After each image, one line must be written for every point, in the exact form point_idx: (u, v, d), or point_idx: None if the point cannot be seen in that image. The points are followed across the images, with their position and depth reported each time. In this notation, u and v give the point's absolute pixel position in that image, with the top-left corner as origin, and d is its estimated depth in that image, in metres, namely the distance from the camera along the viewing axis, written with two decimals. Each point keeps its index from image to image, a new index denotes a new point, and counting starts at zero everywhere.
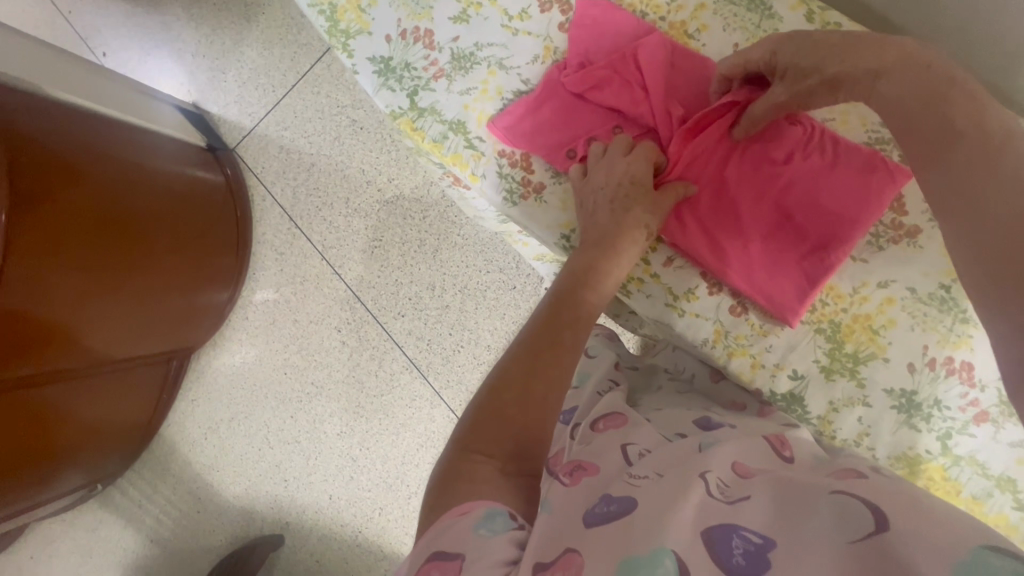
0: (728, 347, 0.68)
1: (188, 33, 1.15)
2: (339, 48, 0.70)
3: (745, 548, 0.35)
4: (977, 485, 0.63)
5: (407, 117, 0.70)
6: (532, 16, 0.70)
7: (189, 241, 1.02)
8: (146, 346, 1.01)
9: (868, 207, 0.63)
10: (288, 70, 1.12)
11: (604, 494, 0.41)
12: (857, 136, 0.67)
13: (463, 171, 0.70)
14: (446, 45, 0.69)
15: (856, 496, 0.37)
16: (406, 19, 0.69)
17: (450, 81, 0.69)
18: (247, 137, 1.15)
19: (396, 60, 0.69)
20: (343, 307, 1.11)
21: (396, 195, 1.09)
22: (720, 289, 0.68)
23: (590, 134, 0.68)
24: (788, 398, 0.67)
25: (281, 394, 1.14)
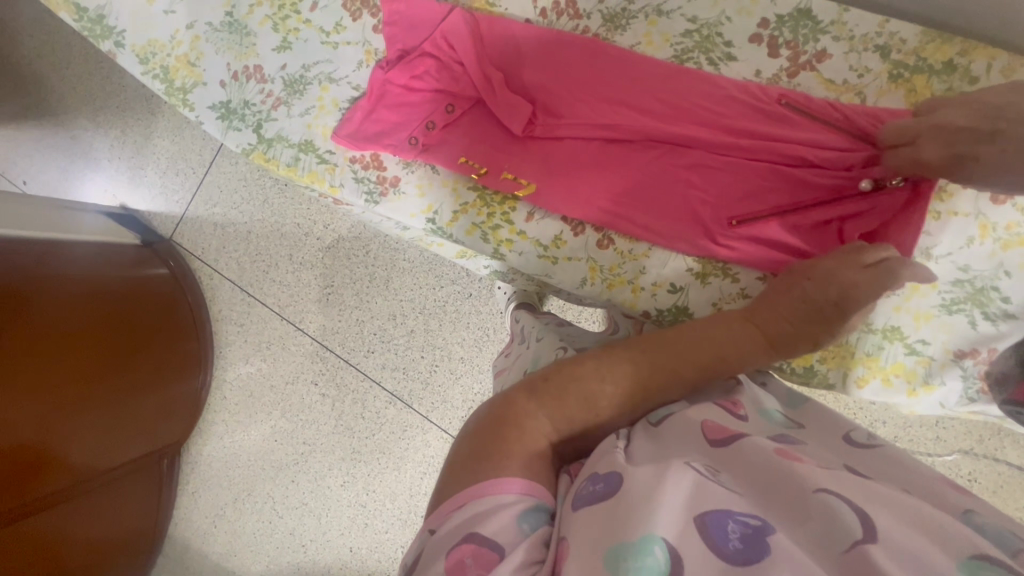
0: (607, 280, 0.74)
1: (99, 139, 1.17)
2: (180, 103, 0.80)
3: (741, 532, 0.34)
4: (869, 342, 0.72)
5: (258, 150, 0.79)
6: (347, 26, 0.78)
7: (147, 337, 1.02)
8: (133, 449, 1.01)
9: (688, 115, 0.70)
10: (203, 149, 1.14)
11: (593, 474, 0.42)
12: (665, 51, 0.75)
13: (322, 185, 0.77)
14: (276, 75, 0.79)
15: (844, 501, 0.34)
16: (235, 61, 0.79)
17: (289, 106, 0.78)
18: (180, 223, 1.17)
19: (235, 101, 0.79)
20: (314, 360, 1.11)
21: (336, 239, 1.10)
22: (582, 228, 0.74)
23: (427, 119, 0.75)
24: (674, 310, 0.72)
25: (277, 461, 1.13)
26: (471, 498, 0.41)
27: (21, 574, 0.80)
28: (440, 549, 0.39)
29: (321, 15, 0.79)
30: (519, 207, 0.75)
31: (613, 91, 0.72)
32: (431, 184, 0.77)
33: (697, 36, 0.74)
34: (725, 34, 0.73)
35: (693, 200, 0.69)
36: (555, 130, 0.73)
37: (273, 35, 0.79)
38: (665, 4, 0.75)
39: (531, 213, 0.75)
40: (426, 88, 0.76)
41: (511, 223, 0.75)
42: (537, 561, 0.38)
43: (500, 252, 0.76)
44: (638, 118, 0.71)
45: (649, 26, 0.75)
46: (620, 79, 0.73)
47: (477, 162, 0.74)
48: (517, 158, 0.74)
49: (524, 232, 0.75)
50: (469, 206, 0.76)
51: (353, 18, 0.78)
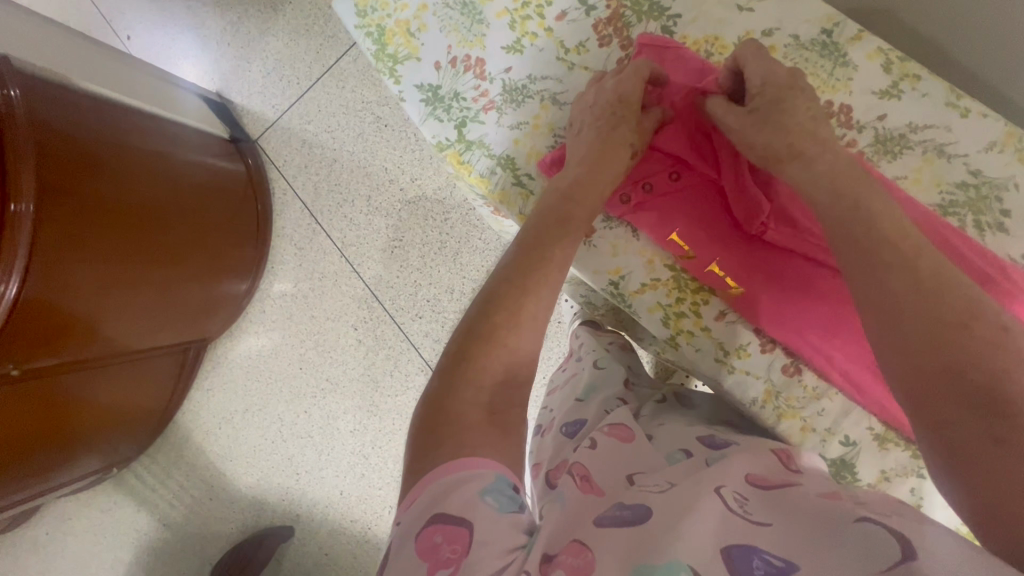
0: (779, 408, 0.66)
1: (212, 19, 1.13)
2: (386, 72, 0.72)
3: (766, 570, 0.33)
4: None
5: (454, 149, 0.72)
6: (590, 49, 0.70)
7: (213, 233, 1.01)
8: (165, 337, 1.01)
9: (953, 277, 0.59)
10: (313, 63, 1.11)
11: (617, 501, 0.40)
12: (930, 197, 0.63)
13: (511, 210, 0.71)
14: (497, 76, 0.71)
15: (884, 529, 0.34)
16: (457, 46, 0.71)
17: (501, 113, 0.71)
18: (270, 128, 1.14)
19: (445, 89, 0.71)
20: (360, 306, 1.11)
21: (418, 196, 1.08)
22: (774, 347, 0.66)
23: (647, 178, 0.67)
24: (838, 463, 0.65)
25: (296, 388, 1.14)
26: (435, 476, 0.40)
27: (30, 419, 0.82)
28: (410, 533, 0.38)
29: (566, 28, 0.69)
30: (712, 302, 0.67)
31: None
32: (622, 248, 0.69)
33: (972, 192, 0.62)
34: (1008, 202, 0.61)
35: None
36: (787, 240, 0.63)
37: (507, 33, 0.70)
38: (952, 145, 0.63)
39: (725, 312, 0.67)
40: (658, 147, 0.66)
41: (699, 316, 0.67)
42: (517, 546, 0.37)
43: (674, 340, 0.69)
44: None
45: (924, 163, 0.63)
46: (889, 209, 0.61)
47: (686, 242, 0.66)
48: (733, 254, 0.65)
49: (709, 329, 0.67)
50: (660, 284, 0.68)
51: (599, 43, 0.69)
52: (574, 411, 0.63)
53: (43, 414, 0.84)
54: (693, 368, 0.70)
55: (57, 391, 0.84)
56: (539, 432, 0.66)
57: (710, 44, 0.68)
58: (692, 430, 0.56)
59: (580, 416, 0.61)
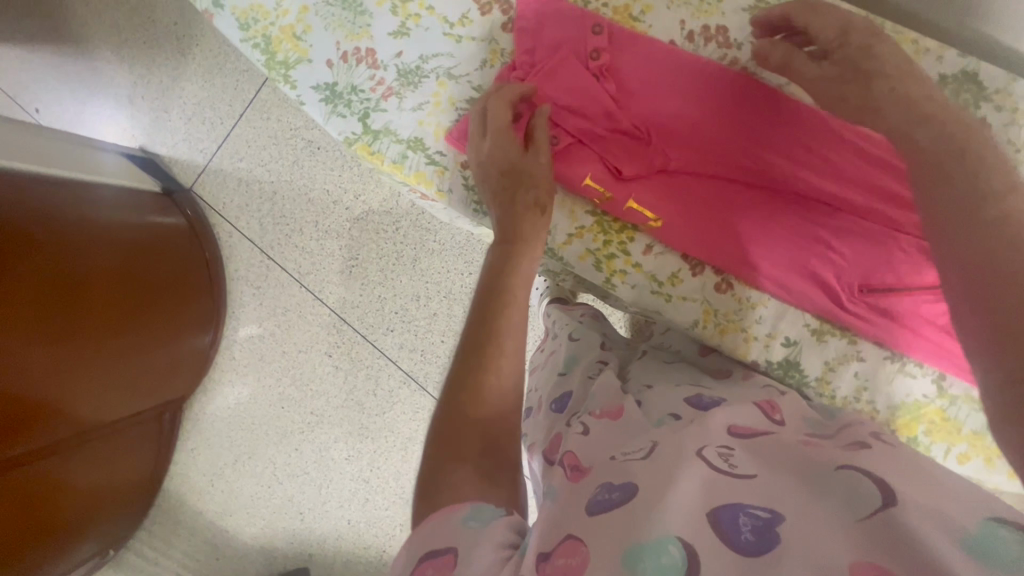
0: (719, 325, 0.71)
1: (121, 74, 1.10)
2: (280, 78, 0.74)
3: (753, 524, 0.32)
4: (976, 421, 0.68)
5: (362, 141, 0.74)
6: (473, 20, 0.73)
7: (165, 290, 0.99)
8: (137, 403, 0.98)
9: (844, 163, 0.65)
10: (233, 100, 1.09)
11: (604, 480, 0.38)
12: None
13: (429, 188, 0.74)
14: (390, 62, 0.73)
15: (868, 475, 0.34)
16: (345, 41, 0.73)
17: (400, 98, 0.73)
18: (202, 173, 1.12)
19: (341, 85, 0.73)
20: (330, 332, 1.09)
21: (365, 211, 1.07)
22: (703, 268, 0.71)
23: (553, 131, 0.71)
24: (784, 364, 0.71)
25: (282, 428, 1.12)
26: (420, 524, 0.41)
27: (16, 517, 0.78)
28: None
29: (446, 4, 0.73)
30: (637, 238, 0.72)
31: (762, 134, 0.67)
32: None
33: None
34: None
35: (828, 260, 0.67)
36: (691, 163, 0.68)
37: (391, 18, 0.73)
38: None
39: (651, 245, 0.72)
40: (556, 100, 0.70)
41: (627, 254, 0.72)
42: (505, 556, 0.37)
43: (611, 282, 0.73)
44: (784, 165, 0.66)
45: None
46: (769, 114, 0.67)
47: (602, 185, 0.70)
48: (647, 187, 0.70)
49: (640, 264, 0.72)
50: (586, 231, 0.73)
51: (481, 12, 0.73)
52: (559, 387, 0.63)
53: (25, 508, 0.80)
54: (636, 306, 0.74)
55: (34, 480, 0.80)
56: (528, 415, 0.65)
57: None
58: (679, 390, 0.55)
59: (565, 390, 0.62)
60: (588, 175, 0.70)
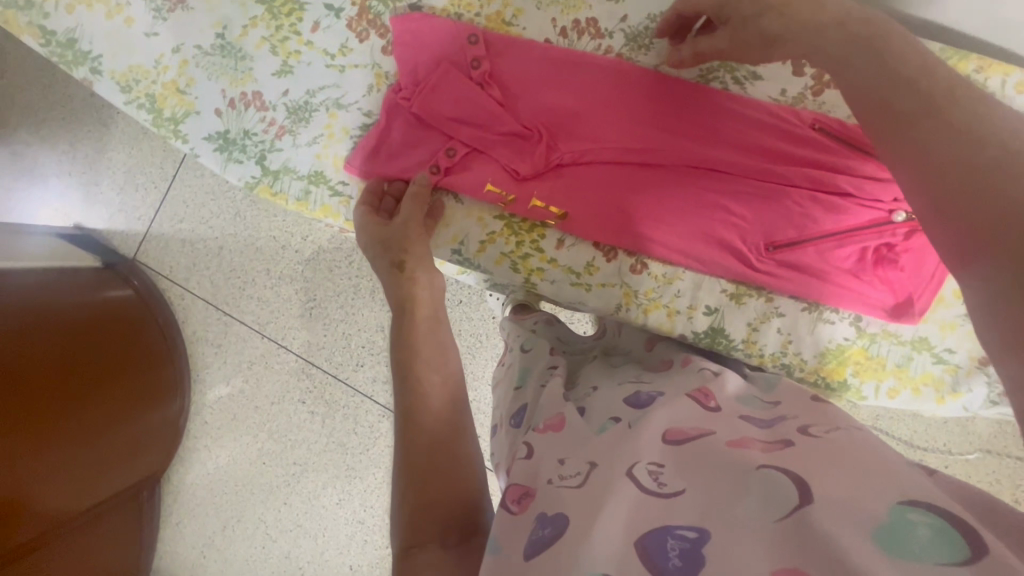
0: (643, 305, 0.75)
1: (44, 154, 1.08)
2: (171, 134, 0.76)
3: (680, 547, 0.31)
4: (897, 355, 0.74)
5: (264, 183, 0.77)
6: (353, 48, 0.75)
7: (122, 365, 0.96)
8: (110, 485, 0.94)
9: (723, 133, 0.71)
10: (164, 162, 1.08)
11: (539, 514, 0.37)
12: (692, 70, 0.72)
13: (336, 220, 0.77)
14: (278, 102, 0.76)
15: (783, 472, 0.33)
16: (231, 88, 0.75)
17: (294, 135, 0.76)
18: (144, 241, 1.10)
19: (233, 132, 0.76)
20: (300, 378, 1.08)
21: (315, 251, 1.06)
22: (615, 253, 0.74)
23: (448, 146, 0.74)
24: (711, 332, 0.75)
25: (266, 484, 1.09)
26: None
27: None
28: None
29: (324, 36, 0.75)
30: (549, 233, 0.75)
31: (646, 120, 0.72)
32: (456, 216, 0.76)
33: None
34: None
35: (728, 223, 0.71)
36: (584, 156, 0.72)
37: (273, 58, 0.75)
38: None
39: (563, 239, 0.75)
40: (444, 116, 0.73)
41: (542, 251, 0.75)
42: None
43: (531, 282, 0.77)
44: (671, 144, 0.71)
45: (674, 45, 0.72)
46: (651, 99, 0.72)
47: (502, 189, 0.73)
48: (549, 185, 0.73)
49: (556, 259, 0.76)
50: (497, 236, 0.76)
51: (359, 40, 0.75)
52: (515, 401, 0.63)
53: None
54: (560, 299, 0.78)
55: None
56: (494, 433, 0.65)
57: (457, 7, 0.74)
58: (621, 392, 0.52)
59: (521, 403, 0.61)
60: (487, 182, 0.73)
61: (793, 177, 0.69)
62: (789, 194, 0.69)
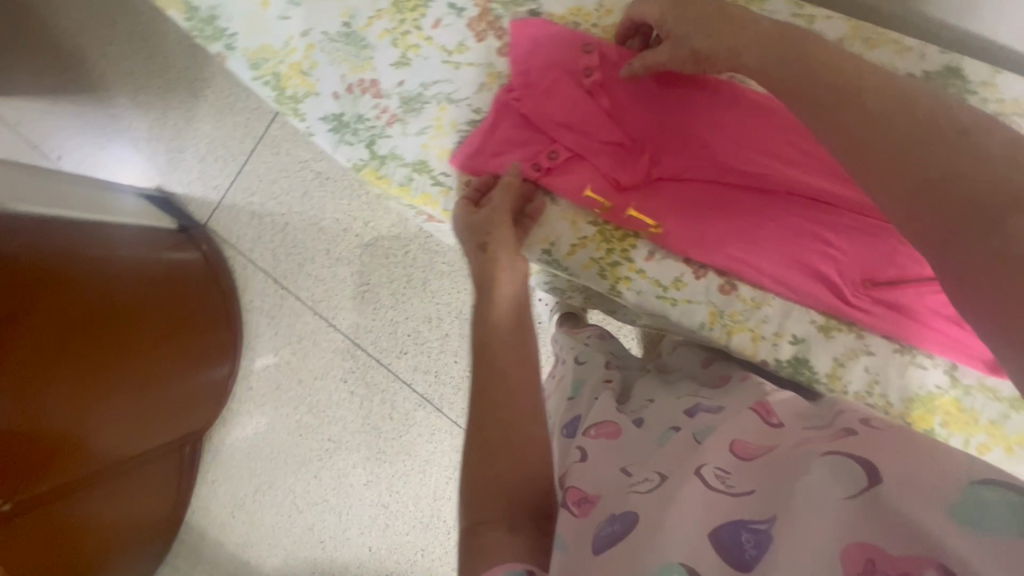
0: (727, 326, 0.75)
1: (138, 120, 1.15)
2: (290, 112, 0.79)
3: (755, 539, 0.33)
4: (992, 410, 0.70)
5: (369, 166, 0.80)
6: (470, 47, 0.78)
7: (183, 324, 1.02)
8: (158, 436, 0.99)
9: (839, 164, 0.69)
10: (244, 137, 1.13)
11: (608, 514, 0.41)
12: None
13: (433, 208, 0.80)
14: (392, 90, 0.79)
15: (852, 457, 0.35)
16: (350, 73, 0.78)
17: (404, 123, 0.79)
18: (217, 209, 1.15)
19: (347, 115, 0.79)
20: (345, 357, 1.11)
21: (375, 237, 1.09)
22: (705, 271, 0.75)
23: (553, 148, 0.75)
24: (794, 362, 0.74)
25: (300, 456, 1.13)
26: None
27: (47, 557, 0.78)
28: None
29: (444, 32, 0.77)
30: (639, 245, 0.76)
31: (761, 142, 0.71)
32: (550, 217, 0.77)
33: None
34: None
35: (828, 254, 0.71)
36: (690, 173, 0.73)
37: (392, 50, 0.78)
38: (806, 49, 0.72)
39: (653, 252, 0.76)
40: (554, 120, 0.74)
41: (632, 261, 0.76)
42: None
43: (616, 289, 0.77)
44: (781, 170, 0.70)
45: None
46: (768, 122, 0.70)
47: (601, 196, 0.74)
48: (649, 197, 0.74)
49: (644, 270, 0.76)
50: (588, 240, 0.76)
51: (477, 39, 0.77)
52: (569, 411, 0.63)
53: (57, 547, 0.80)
54: (642, 309, 0.78)
55: (66, 517, 0.81)
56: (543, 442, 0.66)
57: (575, 15, 0.76)
58: (676, 406, 0.55)
59: (574, 414, 0.61)
60: (588, 187, 0.74)
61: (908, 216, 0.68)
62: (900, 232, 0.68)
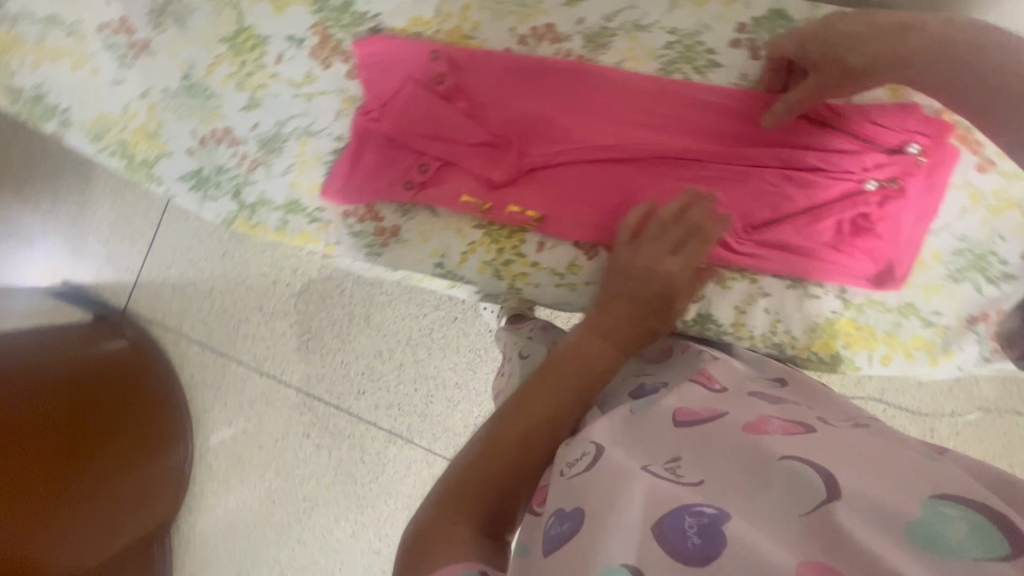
0: None
1: (28, 215, 1.08)
2: (146, 178, 0.75)
3: (697, 524, 0.33)
4: (885, 321, 0.74)
5: (242, 217, 0.78)
6: (318, 76, 0.77)
7: (120, 419, 0.95)
8: (118, 543, 0.92)
9: (684, 124, 0.74)
10: (148, 210, 1.08)
11: (556, 509, 0.40)
12: (651, 65, 0.74)
13: (317, 244, 0.79)
14: (248, 135, 0.77)
15: (809, 464, 0.36)
16: (201, 126, 0.76)
17: (267, 167, 0.78)
18: (135, 290, 1.09)
19: (207, 169, 0.76)
20: (302, 412, 1.07)
21: (306, 283, 1.06)
22: (595, 250, 0.76)
23: (421, 161, 0.76)
24: (699, 319, 0.75)
25: (278, 524, 1.07)
26: None
27: None
28: None
29: (288, 67, 0.76)
30: (528, 238, 0.77)
31: (611, 119, 0.75)
32: (434, 229, 0.78)
33: (681, 48, 0.73)
34: (707, 42, 0.72)
35: None
36: (554, 160, 0.75)
37: (240, 93, 0.76)
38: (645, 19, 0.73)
39: (542, 242, 0.77)
40: (415, 134, 0.76)
41: (524, 256, 0.77)
42: None
43: (515, 286, 0.78)
44: (635, 139, 0.74)
45: (632, 41, 0.74)
46: (613, 99, 0.75)
47: (476, 199, 0.76)
48: (524, 190, 0.76)
49: (538, 262, 0.77)
50: (477, 245, 0.78)
51: (322, 67, 0.77)
52: None
53: None
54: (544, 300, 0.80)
55: None
56: None
57: (416, 25, 0.76)
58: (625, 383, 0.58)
59: None
60: (464, 193, 0.76)
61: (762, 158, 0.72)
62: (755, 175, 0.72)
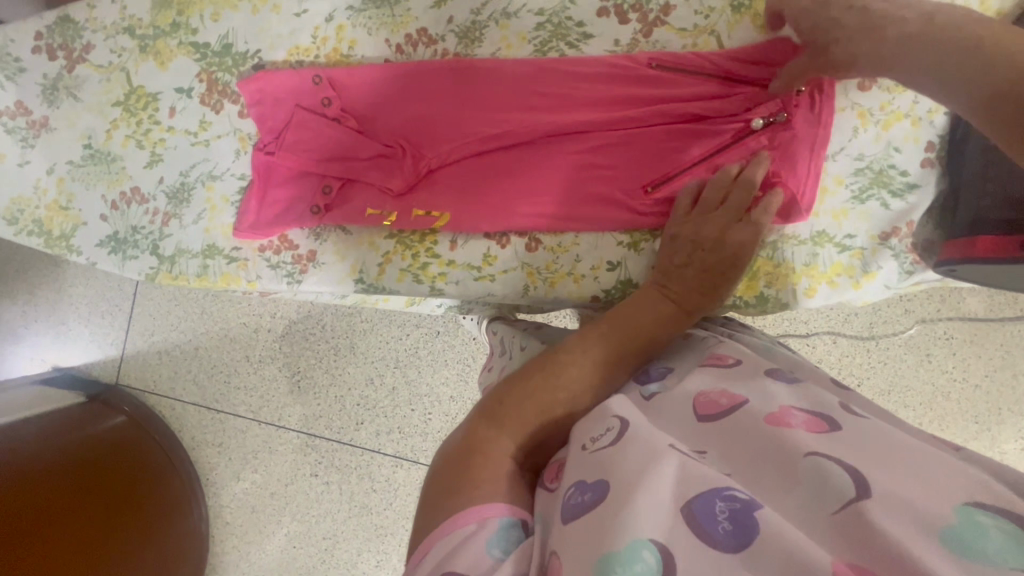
0: (548, 279, 0.76)
1: (7, 309, 1.10)
2: (65, 249, 0.82)
3: (729, 509, 0.32)
4: (803, 253, 0.72)
5: (163, 270, 0.81)
6: (212, 121, 0.81)
7: (126, 492, 0.96)
8: None
9: (567, 97, 0.75)
10: (122, 282, 1.10)
11: (579, 479, 0.38)
12: (525, 48, 0.78)
13: (238, 283, 0.80)
14: (156, 190, 0.81)
15: (835, 459, 0.33)
16: (110, 190, 0.81)
17: (179, 217, 0.81)
18: (123, 363, 1.10)
19: (122, 231, 0.81)
20: (306, 453, 1.07)
21: (287, 325, 1.07)
22: (507, 238, 0.76)
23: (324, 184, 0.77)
24: (620, 286, 0.74)
25: (303, 568, 1.07)
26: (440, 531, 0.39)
27: None
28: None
29: (180, 118, 0.81)
30: (441, 237, 0.77)
31: (497, 106, 0.76)
32: (348, 245, 0.79)
33: (550, 26, 0.77)
34: (575, 16, 0.76)
35: (599, 177, 0.73)
36: (449, 157, 0.75)
37: (140, 152, 0.81)
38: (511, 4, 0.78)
39: (455, 240, 0.77)
40: (310, 158, 0.77)
41: (439, 256, 0.77)
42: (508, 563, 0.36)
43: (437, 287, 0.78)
44: (522, 120, 0.74)
45: (503, 30, 0.78)
46: (494, 87, 0.76)
47: (378, 209, 0.76)
48: (429, 191, 0.76)
49: (453, 260, 0.77)
50: (391, 254, 0.78)
51: (216, 111, 0.80)
52: None
53: None
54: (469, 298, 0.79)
55: None
56: None
57: (297, 54, 0.81)
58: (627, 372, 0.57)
59: None
60: (369, 205, 0.76)
61: (647, 115, 0.72)
62: (644, 133, 0.73)
